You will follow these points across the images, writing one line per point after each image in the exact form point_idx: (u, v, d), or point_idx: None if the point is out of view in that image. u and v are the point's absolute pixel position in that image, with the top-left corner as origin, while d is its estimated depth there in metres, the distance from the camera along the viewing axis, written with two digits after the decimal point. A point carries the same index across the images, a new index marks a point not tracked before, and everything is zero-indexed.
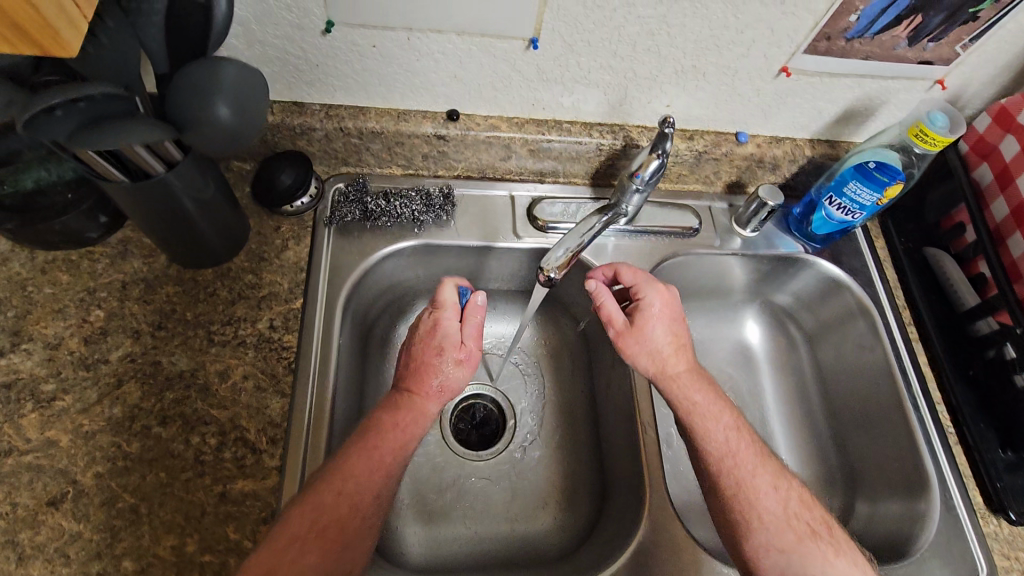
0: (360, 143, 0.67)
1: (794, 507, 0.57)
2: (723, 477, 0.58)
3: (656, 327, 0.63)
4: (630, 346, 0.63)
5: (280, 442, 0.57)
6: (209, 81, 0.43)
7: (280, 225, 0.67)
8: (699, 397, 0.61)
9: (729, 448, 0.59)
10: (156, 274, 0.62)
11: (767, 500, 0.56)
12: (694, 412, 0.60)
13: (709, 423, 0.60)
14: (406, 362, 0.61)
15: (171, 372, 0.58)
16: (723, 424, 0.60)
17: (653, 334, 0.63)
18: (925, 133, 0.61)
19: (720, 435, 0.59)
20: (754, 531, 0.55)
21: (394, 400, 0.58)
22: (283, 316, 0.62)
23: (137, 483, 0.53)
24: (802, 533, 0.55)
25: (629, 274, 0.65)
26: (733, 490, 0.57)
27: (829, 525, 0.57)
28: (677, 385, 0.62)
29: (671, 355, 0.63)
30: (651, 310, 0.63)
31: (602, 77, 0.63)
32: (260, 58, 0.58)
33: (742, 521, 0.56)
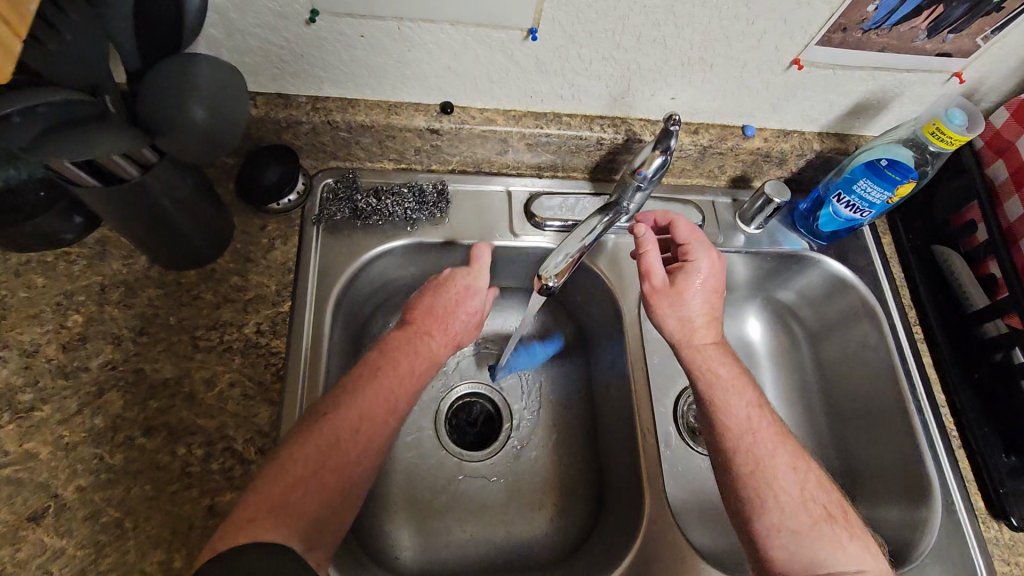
0: (349, 137, 0.64)
1: (810, 489, 0.55)
2: (740, 456, 0.56)
3: (697, 295, 0.61)
4: (662, 306, 0.62)
5: (269, 452, 0.55)
6: (182, 82, 0.40)
7: (266, 224, 0.64)
8: (724, 369, 0.60)
9: (749, 426, 0.57)
10: (137, 276, 0.59)
11: (784, 482, 0.54)
12: (717, 384, 0.59)
13: (731, 397, 0.58)
14: (423, 304, 0.60)
15: (155, 380, 0.56)
16: (745, 401, 0.59)
17: (691, 302, 0.61)
18: (941, 131, 0.59)
19: (742, 411, 0.58)
20: (768, 510, 0.53)
21: (406, 341, 0.57)
22: (271, 320, 0.60)
23: (121, 497, 0.51)
24: (817, 515, 0.54)
25: (685, 231, 0.64)
26: (748, 469, 0.55)
27: (845, 510, 0.55)
28: (703, 355, 0.60)
29: (703, 325, 0.61)
30: (698, 275, 0.62)
31: (604, 68, 0.60)
32: (241, 48, 0.54)
33: (755, 501, 0.54)
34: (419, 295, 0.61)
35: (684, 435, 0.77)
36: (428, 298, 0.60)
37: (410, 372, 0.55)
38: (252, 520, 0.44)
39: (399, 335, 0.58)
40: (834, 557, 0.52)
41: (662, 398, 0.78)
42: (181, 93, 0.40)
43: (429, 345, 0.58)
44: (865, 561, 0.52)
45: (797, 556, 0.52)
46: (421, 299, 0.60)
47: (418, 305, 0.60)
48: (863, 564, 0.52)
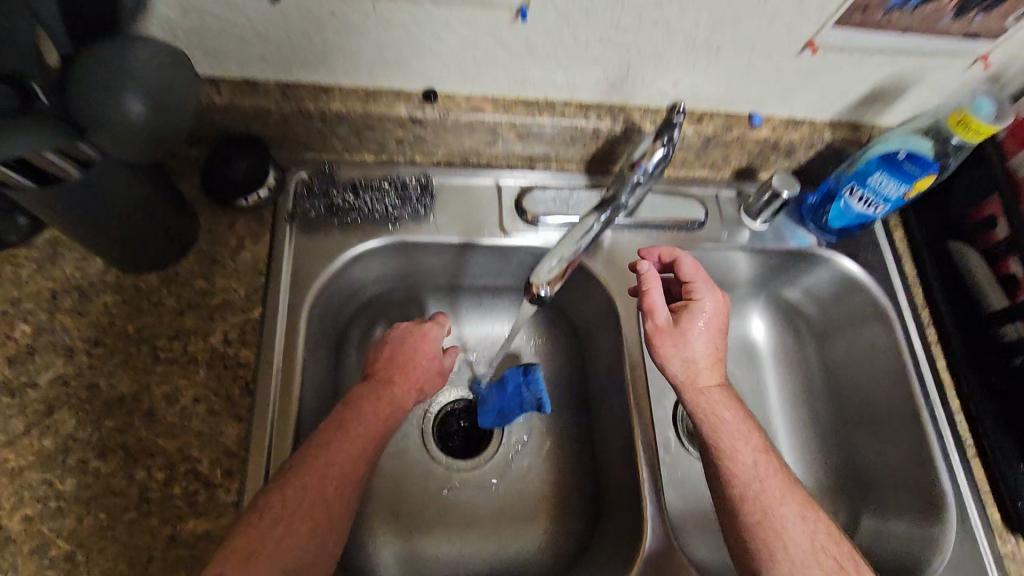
0: (324, 127, 0.59)
1: (821, 540, 0.51)
2: (748, 504, 0.52)
3: (702, 334, 0.58)
4: (666, 344, 0.58)
5: (236, 475, 0.50)
6: (115, 70, 0.35)
7: (234, 222, 0.59)
8: (728, 413, 0.56)
9: (757, 474, 0.53)
10: (91, 281, 0.54)
11: (793, 531, 0.51)
12: (722, 428, 0.55)
13: (737, 442, 0.54)
14: (386, 354, 0.57)
15: (110, 397, 0.51)
16: (751, 446, 0.55)
17: (694, 341, 0.58)
18: (967, 123, 0.54)
19: (748, 458, 0.54)
20: (778, 563, 0.49)
21: (369, 389, 0.54)
22: (239, 329, 0.55)
23: (73, 527, 0.47)
24: (829, 568, 0.50)
25: (690, 269, 0.61)
26: (756, 518, 0.51)
27: (858, 561, 0.51)
28: (707, 398, 0.56)
29: (708, 366, 0.58)
30: (703, 315, 0.59)
31: (602, 52, 0.54)
32: (198, 28, 0.49)
33: (763, 552, 0.50)
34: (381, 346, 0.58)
35: (684, 442, 0.73)
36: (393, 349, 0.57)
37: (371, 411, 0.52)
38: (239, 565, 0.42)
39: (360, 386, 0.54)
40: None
41: (661, 403, 0.75)
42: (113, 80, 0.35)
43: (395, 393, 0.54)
44: None
45: None
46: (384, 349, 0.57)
47: (381, 355, 0.57)
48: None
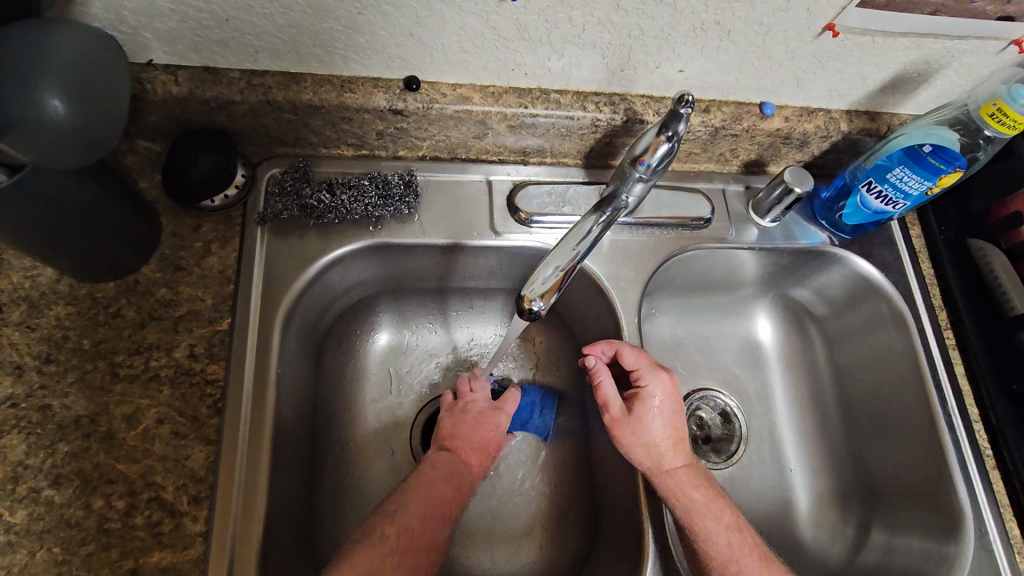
0: (296, 120, 0.54)
1: None
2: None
3: (656, 419, 0.56)
4: (624, 435, 0.55)
5: (204, 502, 0.46)
6: (42, 59, 0.30)
7: (200, 224, 0.54)
8: (698, 494, 0.53)
9: (732, 554, 0.50)
10: (42, 291, 0.50)
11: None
12: (693, 511, 0.52)
13: (709, 523, 0.51)
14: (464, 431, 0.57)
15: (64, 419, 0.46)
16: (725, 524, 0.52)
17: (651, 426, 0.55)
18: (1003, 113, 0.49)
19: (723, 538, 0.51)
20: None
21: (447, 463, 0.54)
22: (206, 342, 0.51)
23: (24, 563, 0.43)
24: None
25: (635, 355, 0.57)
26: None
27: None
28: (674, 482, 0.53)
29: (670, 449, 0.55)
30: (655, 401, 0.56)
31: (600, 35, 0.49)
32: (147, 10, 0.43)
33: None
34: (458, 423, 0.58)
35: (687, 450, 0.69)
36: (468, 426, 0.58)
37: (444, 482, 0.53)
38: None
39: (442, 457, 0.55)
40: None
41: None
42: (38, 67, 0.30)
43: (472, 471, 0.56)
44: None
45: None
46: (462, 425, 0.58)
47: (461, 430, 0.57)
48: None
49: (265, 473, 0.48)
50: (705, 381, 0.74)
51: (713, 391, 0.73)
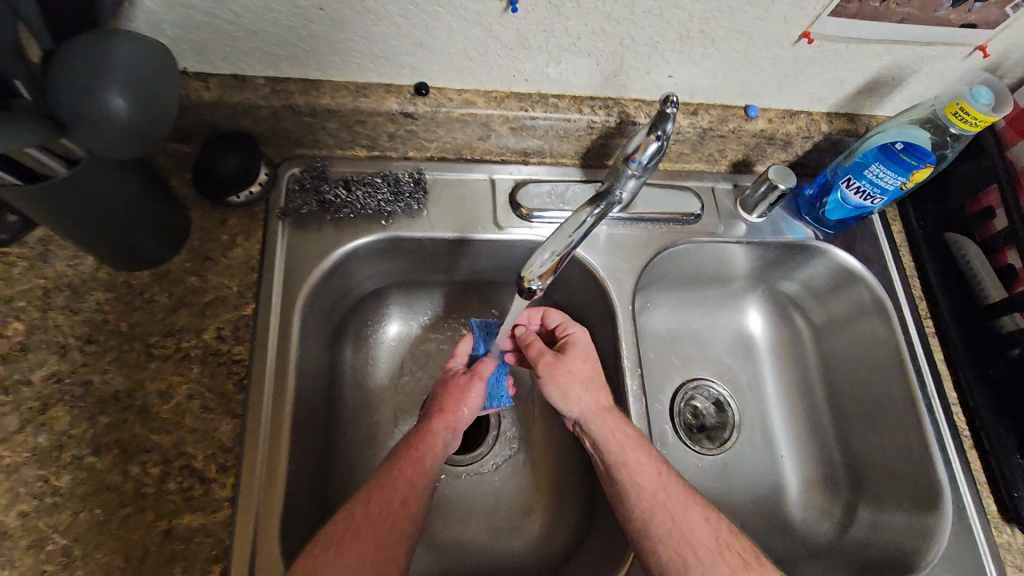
0: (315, 123, 0.59)
1: (727, 539, 0.50)
2: (655, 514, 0.51)
3: (584, 360, 0.60)
4: (559, 377, 0.59)
5: (232, 470, 0.51)
6: (96, 63, 0.35)
7: (227, 218, 0.59)
8: (629, 429, 0.56)
9: (661, 482, 0.53)
10: (83, 278, 0.54)
11: (699, 533, 0.50)
12: (625, 442, 0.55)
13: (639, 453, 0.54)
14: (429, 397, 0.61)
15: (104, 393, 0.51)
16: (653, 456, 0.55)
17: (581, 365, 0.60)
18: (965, 112, 0.53)
19: (652, 467, 0.54)
20: (689, 569, 0.48)
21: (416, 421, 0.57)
22: (233, 325, 0.55)
23: (69, 523, 0.47)
24: (735, 564, 0.48)
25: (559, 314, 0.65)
26: (666, 527, 0.50)
27: (759, 556, 0.50)
28: (608, 418, 0.57)
29: (599, 387, 0.59)
30: (582, 344, 0.61)
31: (594, 44, 0.54)
32: (183, 22, 0.48)
33: (676, 558, 0.49)
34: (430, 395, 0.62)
35: (680, 434, 0.73)
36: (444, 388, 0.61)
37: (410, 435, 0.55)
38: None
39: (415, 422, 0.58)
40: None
41: (658, 395, 0.75)
42: (98, 73, 0.35)
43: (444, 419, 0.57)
44: None
45: None
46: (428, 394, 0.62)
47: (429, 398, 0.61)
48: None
49: (286, 445, 0.52)
50: (699, 371, 0.77)
51: (706, 380, 0.77)
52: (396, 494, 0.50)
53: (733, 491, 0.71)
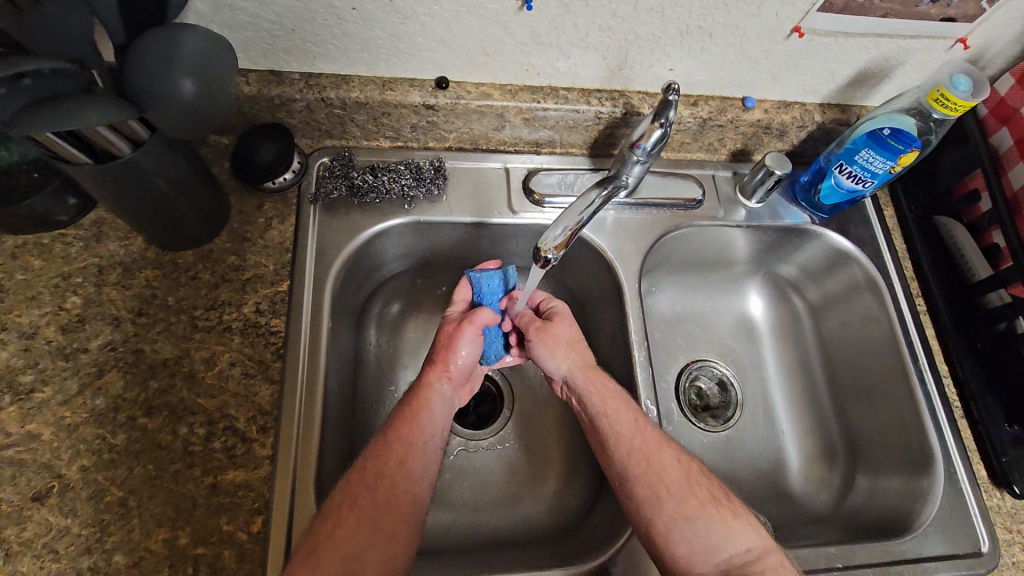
0: (344, 115, 0.63)
1: (697, 478, 0.55)
2: (632, 457, 0.56)
3: (568, 324, 0.66)
4: (547, 338, 0.64)
5: (271, 431, 0.55)
6: (166, 52, 0.41)
7: (262, 203, 0.64)
8: (610, 382, 0.61)
9: (638, 428, 0.57)
10: (134, 257, 0.59)
11: (671, 472, 0.55)
12: (606, 396, 0.60)
13: (618, 404, 0.59)
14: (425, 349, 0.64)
15: (154, 361, 0.55)
16: (631, 407, 0.59)
17: (565, 328, 0.65)
18: (946, 98, 0.57)
19: (630, 416, 0.58)
20: (662, 503, 0.53)
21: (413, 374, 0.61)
22: (269, 300, 0.60)
23: (124, 476, 0.51)
24: (704, 498, 0.54)
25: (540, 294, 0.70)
26: (642, 468, 0.55)
27: (728, 493, 0.55)
28: (590, 373, 0.62)
29: (581, 347, 0.65)
30: (566, 312, 0.67)
31: (601, 39, 0.59)
32: (230, 23, 0.53)
33: (650, 495, 0.54)
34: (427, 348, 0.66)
35: (686, 410, 0.77)
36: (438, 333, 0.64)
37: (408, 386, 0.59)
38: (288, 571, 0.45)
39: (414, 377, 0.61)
40: (726, 538, 0.51)
41: (664, 374, 0.79)
42: (171, 61, 0.41)
43: (438, 371, 0.60)
44: (750, 537, 0.52)
45: (693, 545, 0.51)
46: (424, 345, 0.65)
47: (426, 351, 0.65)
48: (750, 543, 0.52)
49: (320, 409, 0.57)
50: (703, 352, 0.81)
51: (710, 361, 0.81)
52: (397, 451, 0.53)
53: (737, 464, 0.75)
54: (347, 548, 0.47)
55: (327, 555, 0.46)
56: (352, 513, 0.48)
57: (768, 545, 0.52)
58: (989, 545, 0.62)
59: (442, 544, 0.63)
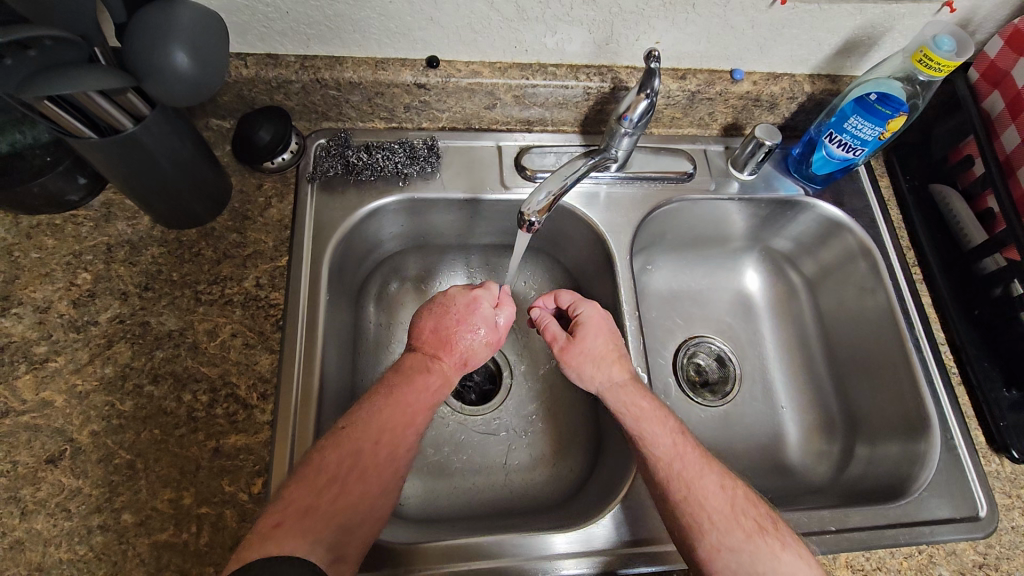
0: (339, 96, 0.66)
1: (741, 504, 0.52)
2: (672, 483, 0.53)
3: (595, 338, 0.61)
4: (573, 359, 0.61)
5: (270, 398, 0.57)
6: (166, 26, 0.44)
7: (262, 182, 0.66)
8: (645, 402, 0.57)
9: (676, 452, 0.54)
10: (141, 235, 0.62)
11: (713, 501, 0.51)
12: (641, 419, 0.56)
13: (654, 427, 0.56)
14: (427, 326, 0.59)
15: (160, 332, 0.58)
16: (669, 428, 0.56)
17: (593, 345, 0.61)
18: (929, 58, 0.58)
19: (667, 439, 0.55)
20: (704, 533, 0.50)
21: (417, 361, 0.57)
22: (269, 275, 0.62)
23: (131, 440, 0.54)
24: (750, 528, 0.50)
25: (567, 297, 0.65)
26: (682, 495, 0.52)
27: (775, 519, 0.52)
28: (623, 393, 0.58)
29: (613, 363, 0.60)
30: (592, 323, 0.62)
31: (586, 13, 0.60)
32: (227, 6, 0.56)
33: (691, 524, 0.51)
34: (422, 314, 0.60)
35: (683, 386, 0.77)
36: (433, 317, 0.59)
37: (427, 396, 0.55)
38: (273, 527, 0.44)
39: (409, 357, 0.58)
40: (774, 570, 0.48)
41: (660, 349, 0.79)
42: (167, 33, 0.44)
43: (453, 359, 0.58)
44: (800, 568, 0.49)
45: None
46: (425, 321, 0.59)
47: (427, 326, 0.59)
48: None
49: (317, 377, 0.59)
50: (700, 329, 0.82)
51: (707, 337, 0.81)
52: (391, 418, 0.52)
53: (736, 437, 0.75)
54: (341, 519, 0.47)
55: (316, 523, 0.46)
56: (339, 486, 0.48)
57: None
58: (987, 509, 0.61)
59: (439, 514, 0.64)
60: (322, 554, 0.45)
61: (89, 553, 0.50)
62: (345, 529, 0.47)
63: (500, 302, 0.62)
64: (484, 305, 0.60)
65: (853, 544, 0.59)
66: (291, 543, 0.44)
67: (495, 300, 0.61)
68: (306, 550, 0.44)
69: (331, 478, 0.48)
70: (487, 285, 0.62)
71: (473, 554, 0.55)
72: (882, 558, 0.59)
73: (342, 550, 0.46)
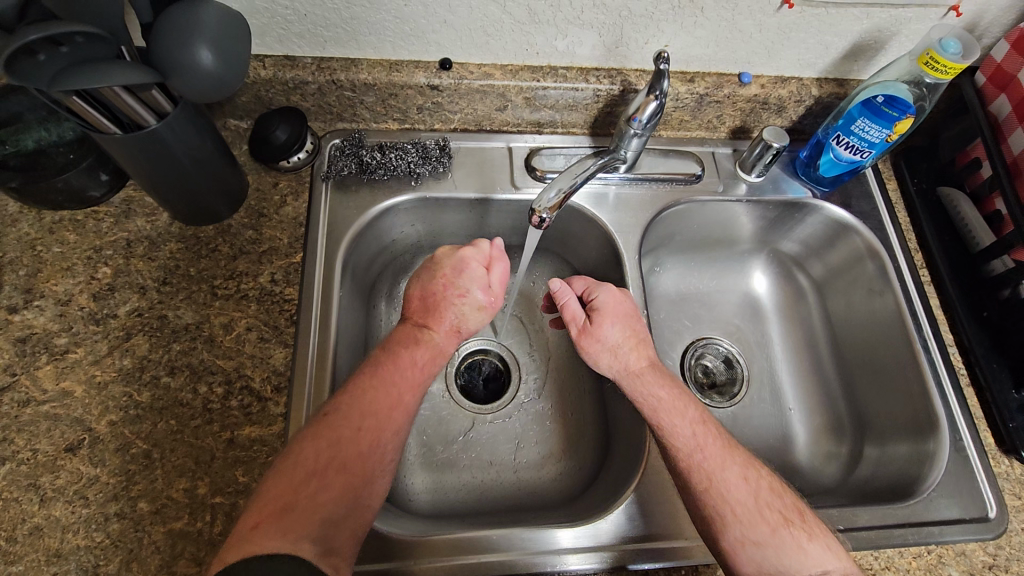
0: (354, 97, 0.67)
1: (765, 496, 0.52)
2: (693, 475, 0.53)
3: (613, 325, 0.61)
4: (588, 344, 0.62)
5: (284, 391, 0.58)
6: (193, 25, 0.46)
7: (278, 181, 0.68)
8: (663, 391, 0.58)
9: (697, 443, 0.54)
10: (160, 232, 0.63)
11: (736, 493, 0.52)
12: (660, 410, 0.56)
13: (674, 418, 0.56)
14: (415, 294, 0.60)
15: (177, 325, 0.59)
16: (689, 419, 0.56)
17: (610, 332, 0.61)
18: (935, 61, 0.58)
19: (687, 432, 0.55)
20: (728, 526, 0.51)
21: (407, 334, 0.58)
22: (284, 270, 0.63)
23: (149, 430, 0.55)
24: (775, 522, 0.51)
25: (580, 283, 0.65)
26: (704, 487, 0.52)
27: (801, 510, 0.52)
28: (641, 382, 0.58)
29: (631, 351, 0.60)
30: (609, 309, 0.62)
31: (596, 16, 0.61)
32: (246, 8, 0.57)
33: (715, 517, 0.51)
34: (414, 282, 0.61)
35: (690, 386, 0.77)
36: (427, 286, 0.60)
37: (415, 371, 0.56)
38: (254, 528, 0.44)
39: (398, 330, 0.59)
40: (800, 563, 0.49)
41: (669, 350, 0.80)
42: (193, 32, 0.46)
43: (444, 324, 0.59)
44: (826, 561, 0.49)
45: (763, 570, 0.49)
46: (415, 288, 0.60)
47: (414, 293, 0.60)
48: (826, 567, 0.49)
49: (330, 371, 0.59)
50: (707, 330, 0.82)
51: (715, 338, 0.82)
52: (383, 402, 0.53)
53: (745, 438, 0.75)
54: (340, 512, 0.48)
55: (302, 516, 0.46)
56: (336, 477, 0.49)
57: (844, 564, 0.50)
58: (998, 510, 0.61)
59: (445, 512, 0.65)
60: (308, 548, 0.45)
61: (106, 540, 0.50)
62: (331, 523, 0.47)
63: (492, 261, 0.62)
64: (473, 265, 0.60)
65: (861, 543, 0.59)
66: (280, 535, 0.44)
67: (484, 259, 0.61)
68: (291, 547, 0.44)
69: (343, 466, 0.49)
70: (478, 242, 0.61)
71: (480, 547, 0.55)
72: (890, 558, 0.59)
73: (331, 543, 0.46)
